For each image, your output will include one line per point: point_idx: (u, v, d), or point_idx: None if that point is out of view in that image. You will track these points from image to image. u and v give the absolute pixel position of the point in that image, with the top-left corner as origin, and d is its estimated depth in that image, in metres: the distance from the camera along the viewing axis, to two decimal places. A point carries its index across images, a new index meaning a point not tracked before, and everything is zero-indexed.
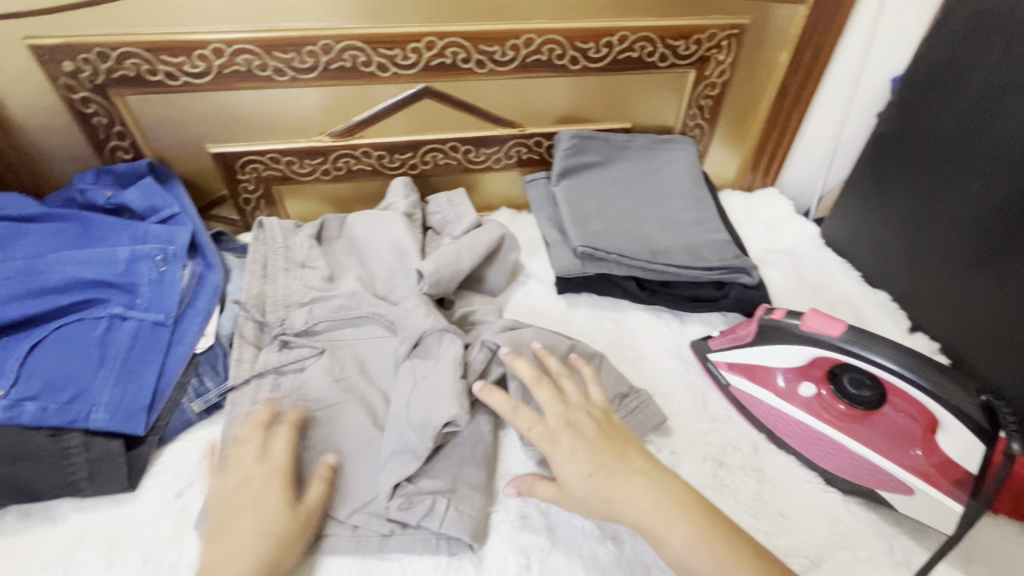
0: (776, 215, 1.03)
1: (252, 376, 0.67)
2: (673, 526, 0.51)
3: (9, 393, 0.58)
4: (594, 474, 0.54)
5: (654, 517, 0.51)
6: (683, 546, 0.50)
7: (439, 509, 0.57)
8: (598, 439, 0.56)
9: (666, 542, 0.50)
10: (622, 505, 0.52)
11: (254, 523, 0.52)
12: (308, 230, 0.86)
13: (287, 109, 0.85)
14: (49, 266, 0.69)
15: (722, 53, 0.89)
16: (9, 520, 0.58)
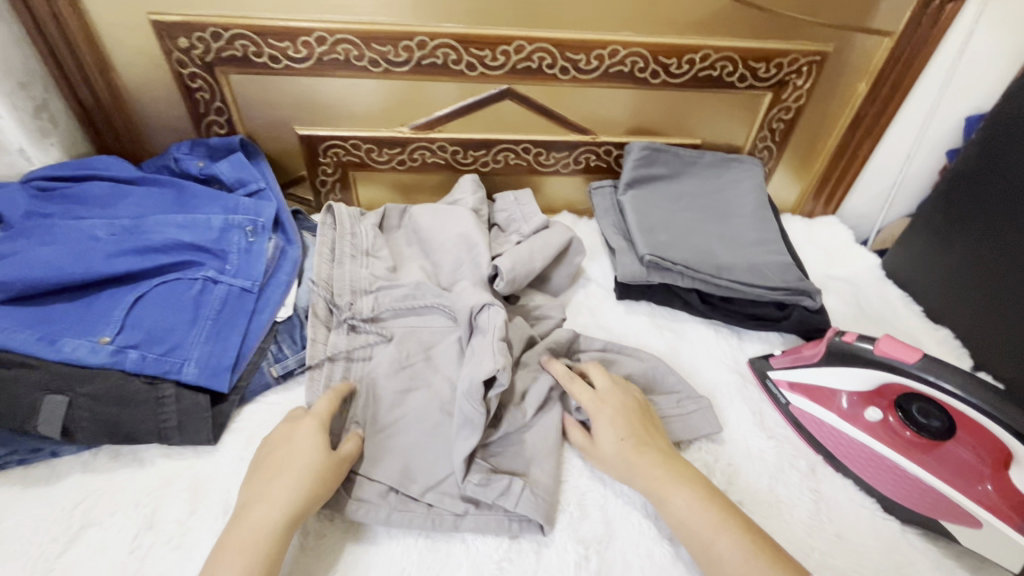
0: (836, 242, 1.03)
1: (324, 358, 0.68)
2: (678, 488, 0.56)
3: (114, 340, 0.63)
4: (625, 440, 0.60)
5: (662, 481, 0.57)
6: (689, 510, 0.55)
7: (515, 489, 0.59)
8: (635, 413, 0.62)
9: (674, 503, 0.55)
10: (642, 473, 0.58)
11: (293, 483, 0.53)
12: (372, 219, 0.87)
13: (357, 100, 0.89)
14: (152, 226, 0.74)
15: (801, 79, 0.91)
16: (102, 459, 0.62)
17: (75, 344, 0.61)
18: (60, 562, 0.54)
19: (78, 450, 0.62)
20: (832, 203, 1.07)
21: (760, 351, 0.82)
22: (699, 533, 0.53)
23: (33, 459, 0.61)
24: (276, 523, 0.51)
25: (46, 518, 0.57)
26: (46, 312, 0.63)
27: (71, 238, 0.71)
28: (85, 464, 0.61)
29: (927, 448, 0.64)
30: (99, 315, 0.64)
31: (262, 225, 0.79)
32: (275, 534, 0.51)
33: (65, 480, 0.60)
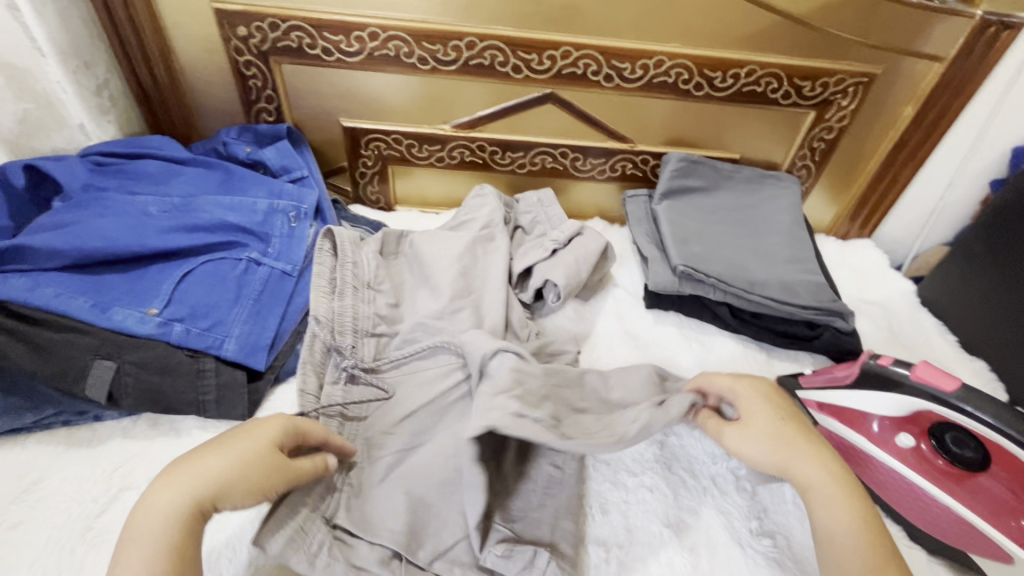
0: (870, 266, 1.02)
1: (319, 411, 0.62)
2: (840, 501, 0.51)
3: (162, 312, 0.65)
4: (788, 431, 0.56)
5: (826, 486, 0.52)
6: (844, 527, 0.50)
7: (540, 564, 0.54)
8: (794, 409, 0.59)
9: (827, 513, 0.51)
10: (800, 469, 0.54)
11: (210, 474, 0.46)
12: (372, 246, 0.80)
13: (376, 91, 0.90)
14: (201, 206, 0.77)
15: (847, 100, 0.90)
16: (141, 427, 0.64)
17: (125, 313, 0.64)
18: (99, 522, 0.56)
19: (119, 416, 0.64)
20: (868, 226, 1.06)
21: (787, 370, 0.81)
22: (846, 548, 0.49)
23: (78, 421, 0.63)
24: (168, 515, 0.43)
25: (87, 479, 0.59)
26: (99, 281, 0.66)
27: (126, 212, 0.74)
28: (125, 431, 0.63)
29: (961, 479, 0.62)
30: (148, 288, 0.67)
31: (304, 211, 0.81)
32: (183, 522, 0.43)
33: (106, 444, 0.62)
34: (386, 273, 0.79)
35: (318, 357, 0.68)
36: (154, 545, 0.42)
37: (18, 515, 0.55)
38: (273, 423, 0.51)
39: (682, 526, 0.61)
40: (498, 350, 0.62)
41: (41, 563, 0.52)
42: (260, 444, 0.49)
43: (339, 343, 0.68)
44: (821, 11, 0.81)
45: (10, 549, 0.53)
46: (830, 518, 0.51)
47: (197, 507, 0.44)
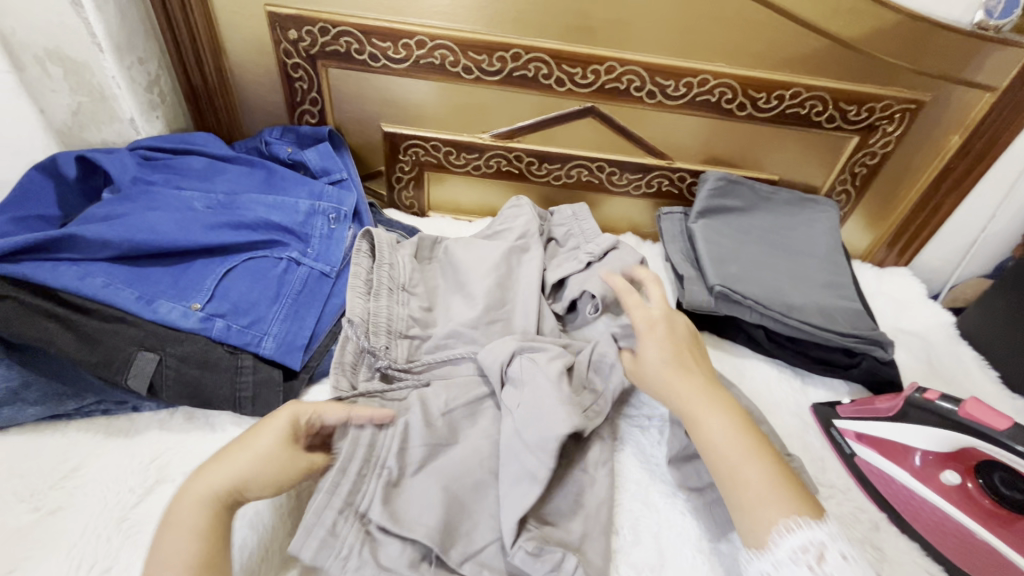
0: (908, 294, 1.00)
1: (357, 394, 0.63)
2: (715, 411, 0.59)
3: (204, 307, 0.66)
4: (666, 368, 0.63)
5: (698, 406, 0.60)
6: (724, 433, 0.57)
7: (567, 567, 0.53)
8: (681, 341, 0.67)
9: (708, 425, 0.58)
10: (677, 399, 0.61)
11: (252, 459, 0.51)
12: (409, 249, 0.80)
13: (402, 97, 0.91)
14: (245, 204, 0.78)
15: (892, 126, 0.89)
16: (177, 420, 0.65)
17: (169, 306, 0.65)
18: (134, 512, 0.56)
19: (157, 408, 0.65)
20: (906, 254, 1.04)
21: (824, 397, 0.79)
22: (726, 452, 0.56)
23: (117, 411, 0.64)
24: (202, 497, 0.49)
25: (125, 469, 0.59)
26: (144, 274, 0.68)
27: (172, 207, 0.75)
28: (162, 423, 0.64)
29: (1008, 520, 0.61)
30: (192, 282, 0.68)
31: (344, 214, 0.82)
32: (208, 512, 0.48)
33: (143, 435, 0.63)
34: (421, 277, 0.79)
35: (354, 355, 0.69)
36: (186, 533, 0.47)
37: (57, 501, 0.56)
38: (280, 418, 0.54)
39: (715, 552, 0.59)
40: (515, 355, 0.66)
41: (77, 551, 0.52)
42: (268, 442, 0.52)
43: (373, 346, 0.68)
44: (870, 36, 0.81)
45: (48, 534, 0.53)
46: (710, 431, 0.58)
47: (218, 499, 0.49)
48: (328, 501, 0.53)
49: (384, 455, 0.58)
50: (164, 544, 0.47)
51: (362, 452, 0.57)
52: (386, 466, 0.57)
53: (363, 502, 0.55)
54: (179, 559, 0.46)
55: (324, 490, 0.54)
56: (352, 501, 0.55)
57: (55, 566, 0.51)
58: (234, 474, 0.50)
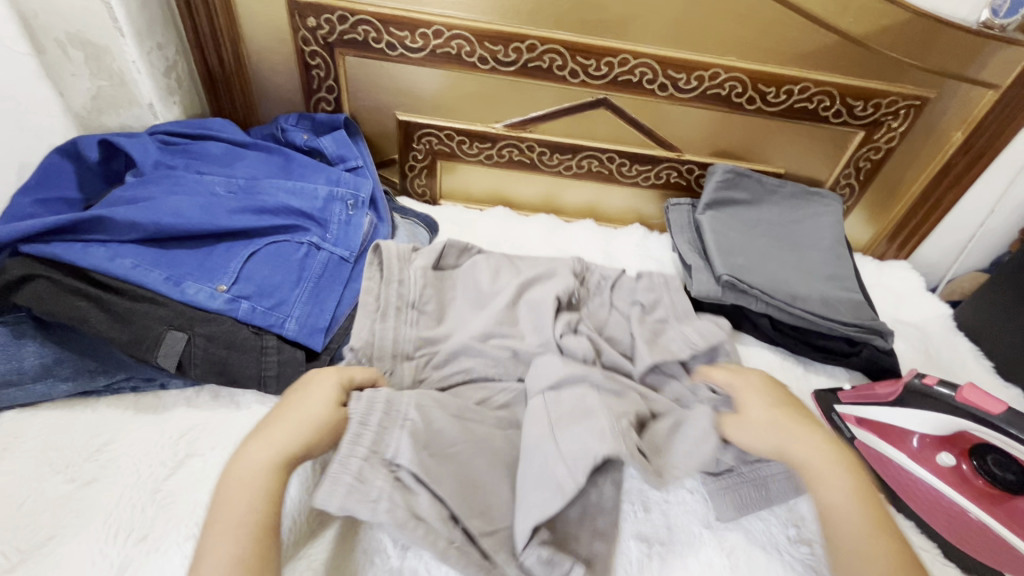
0: (907, 287, 1.02)
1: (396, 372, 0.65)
2: (840, 477, 0.54)
3: (230, 289, 0.68)
4: (771, 410, 0.61)
5: (815, 470, 0.55)
6: (846, 497, 0.53)
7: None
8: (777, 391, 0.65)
9: (830, 484, 0.54)
10: (787, 442, 0.58)
11: (296, 424, 0.53)
12: (422, 260, 0.73)
13: (418, 85, 0.92)
14: (265, 189, 0.80)
15: (897, 121, 0.91)
16: (203, 398, 0.67)
17: (196, 288, 0.67)
18: (166, 484, 0.58)
19: (184, 386, 0.67)
20: (907, 247, 1.06)
21: (825, 384, 0.82)
22: (845, 514, 0.52)
23: (145, 388, 0.66)
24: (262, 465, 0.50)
25: (154, 444, 0.61)
26: (171, 256, 0.69)
27: (194, 191, 0.77)
28: (189, 400, 0.66)
29: (1000, 500, 0.64)
30: (217, 265, 0.70)
31: (362, 200, 0.84)
32: (269, 474, 0.49)
33: (170, 412, 0.65)
34: (433, 290, 0.72)
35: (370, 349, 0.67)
36: (253, 501, 0.47)
37: (91, 473, 0.58)
38: (328, 388, 0.56)
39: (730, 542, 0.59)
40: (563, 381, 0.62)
41: (113, 519, 0.55)
42: (319, 410, 0.54)
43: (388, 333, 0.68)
44: (878, 33, 0.82)
45: (83, 505, 0.56)
46: (830, 489, 0.54)
47: (279, 463, 0.50)
48: (352, 451, 0.51)
49: (404, 407, 0.56)
50: (229, 505, 0.47)
51: (381, 406, 0.55)
52: (408, 417, 0.55)
53: (389, 450, 0.53)
54: (244, 517, 0.47)
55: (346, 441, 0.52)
56: (379, 450, 0.52)
57: (92, 534, 0.53)
58: (289, 440, 0.51)
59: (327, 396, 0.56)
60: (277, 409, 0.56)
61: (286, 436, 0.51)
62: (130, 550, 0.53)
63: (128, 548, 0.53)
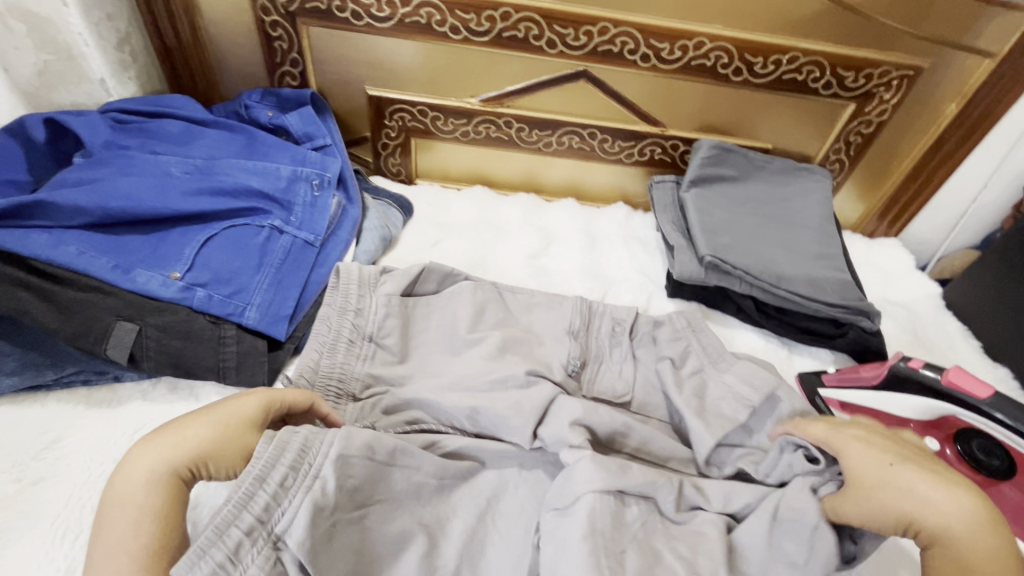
0: (896, 265, 1.00)
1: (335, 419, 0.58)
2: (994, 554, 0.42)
3: (184, 277, 0.65)
4: (896, 464, 0.48)
5: (878, 476, 0.47)
6: (970, 524, 0.43)
7: None
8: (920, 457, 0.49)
9: (923, 489, 0.46)
10: (907, 500, 0.45)
11: (203, 436, 0.48)
12: (390, 287, 0.68)
13: (388, 58, 0.88)
14: (224, 169, 0.75)
15: (889, 93, 0.88)
16: (160, 390, 0.64)
17: (148, 276, 0.63)
18: None
19: (139, 378, 0.64)
20: (897, 224, 1.03)
21: (809, 367, 0.80)
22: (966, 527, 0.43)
23: (98, 381, 0.63)
24: (152, 479, 0.46)
25: (106, 440, 0.58)
26: (120, 242, 0.66)
27: (148, 172, 0.73)
28: (145, 393, 0.63)
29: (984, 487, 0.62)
30: (171, 252, 0.66)
31: (328, 180, 0.80)
32: (164, 490, 0.46)
33: (125, 406, 0.62)
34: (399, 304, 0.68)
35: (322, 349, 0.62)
36: (139, 513, 0.45)
37: (39, 472, 0.55)
38: (249, 401, 0.52)
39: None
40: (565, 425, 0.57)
41: (61, 521, 0.52)
42: (235, 421, 0.50)
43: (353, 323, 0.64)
44: None
45: (29, 506, 0.53)
46: (907, 502, 0.45)
47: (176, 478, 0.47)
48: (239, 514, 0.43)
49: (316, 462, 0.47)
50: (116, 525, 0.45)
51: (290, 458, 0.47)
52: (318, 477, 0.46)
53: (280, 521, 0.45)
54: (132, 539, 0.44)
55: (231, 501, 0.44)
56: (267, 520, 0.44)
57: (39, 537, 0.51)
58: (194, 453, 0.47)
59: (246, 408, 0.51)
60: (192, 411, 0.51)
61: (188, 446, 0.48)
62: (78, 553, 0.50)
63: (76, 551, 0.50)
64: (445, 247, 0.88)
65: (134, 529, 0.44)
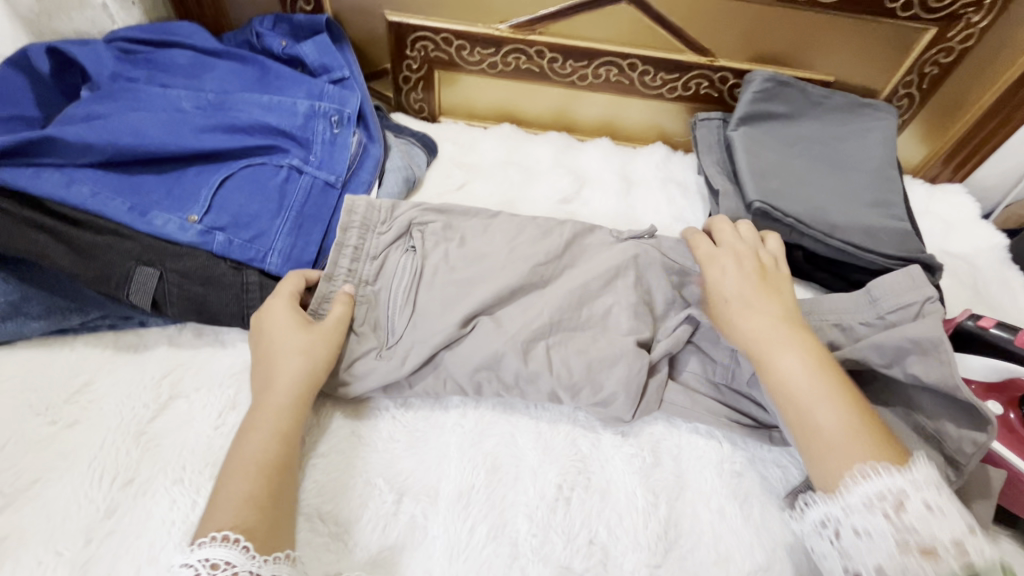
0: (960, 214, 0.91)
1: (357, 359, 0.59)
2: (812, 385, 0.48)
3: (203, 220, 0.62)
4: (732, 303, 0.56)
5: (770, 343, 0.51)
6: (834, 407, 0.46)
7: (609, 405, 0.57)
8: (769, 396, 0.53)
9: (782, 366, 0.50)
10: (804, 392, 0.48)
11: (301, 365, 0.54)
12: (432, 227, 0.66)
13: None
14: (238, 104, 0.71)
15: (978, 14, 0.77)
16: (186, 336, 0.63)
17: (165, 219, 0.61)
18: (152, 427, 0.55)
19: (165, 324, 0.63)
20: (964, 168, 0.93)
21: None
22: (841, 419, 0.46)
23: (124, 326, 0.62)
24: (278, 408, 0.51)
25: (136, 384, 0.58)
26: (135, 182, 0.63)
27: (158, 107, 0.68)
28: (170, 338, 0.62)
29: None
30: (187, 193, 0.64)
31: (347, 116, 0.74)
32: (291, 412, 0.52)
33: (152, 351, 0.61)
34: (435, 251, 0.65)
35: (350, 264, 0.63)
36: (269, 432, 0.50)
37: (73, 415, 0.55)
38: (284, 321, 0.56)
39: (726, 530, 0.54)
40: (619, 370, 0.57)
41: (97, 463, 0.52)
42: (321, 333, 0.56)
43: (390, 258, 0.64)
44: None
45: (66, 448, 0.53)
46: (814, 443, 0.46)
47: (302, 402, 0.53)
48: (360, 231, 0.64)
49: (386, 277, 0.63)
50: (247, 442, 0.49)
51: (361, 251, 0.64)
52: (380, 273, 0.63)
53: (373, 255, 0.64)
54: (258, 453, 0.48)
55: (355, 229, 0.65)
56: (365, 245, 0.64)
57: (76, 479, 0.51)
58: (300, 370, 0.54)
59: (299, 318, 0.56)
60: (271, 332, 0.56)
61: (295, 365, 0.54)
62: (117, 494, 0.51)
63: (115, 493, 0.51)
64: (472, 189, 0.83)
65: (262, 446, 0.49)
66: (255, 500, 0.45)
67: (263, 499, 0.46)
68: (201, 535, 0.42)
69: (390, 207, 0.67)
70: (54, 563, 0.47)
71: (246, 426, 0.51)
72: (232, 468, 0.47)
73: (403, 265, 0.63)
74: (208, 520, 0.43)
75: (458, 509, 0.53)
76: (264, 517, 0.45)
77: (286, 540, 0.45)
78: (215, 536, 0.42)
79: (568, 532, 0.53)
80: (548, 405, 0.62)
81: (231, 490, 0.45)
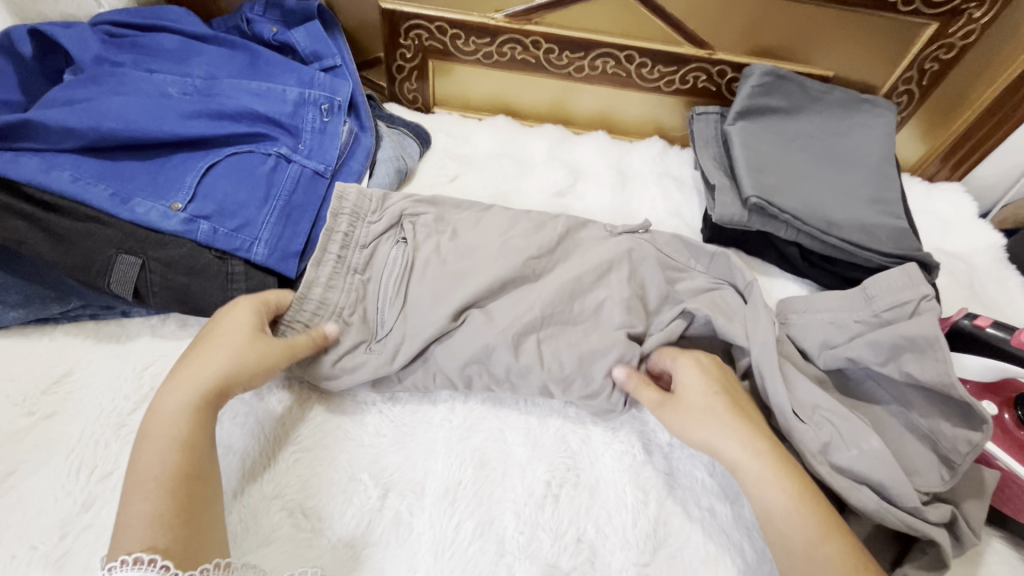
0: (957, 213, 0.90)
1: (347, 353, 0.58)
2: (766, 477, 0.48)
3: (186, 209, 0.60)
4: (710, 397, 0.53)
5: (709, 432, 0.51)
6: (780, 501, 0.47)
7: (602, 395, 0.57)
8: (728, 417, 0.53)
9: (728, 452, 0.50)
10: (753, 481, 0.48)
11: (217, 361, 0.49)
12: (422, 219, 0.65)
13: None
14: (226, 90, 0.69)
15: (980, 10, 0.76)
16: (170, 326, 0.62)
17: (147, 207, 0.60)
18: (131, 419, 0.54)
19: (148, 314, 0.62)
20: (962, 167, 0.92)
21: None
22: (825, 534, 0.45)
23: (105, 316, 0.61)
24: (178, 416, 0.47)
25: (117, 376, 0.57)
26: (118, 168, 0.62)
27: (143, 92, 0.67)
28: (153, 329, 0.61)
29: None
30: (171, 180, 0.62)
31: (338, 104, 0.73)
32: (188, 420, 0.46)
33: (135, 341, 0.60)
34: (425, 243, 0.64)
35: (339, 253, 0.61)
36: (168, 442, 0.45)
37: (51, 406, 0.54)
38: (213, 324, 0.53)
39: (715, 530, 0.54)
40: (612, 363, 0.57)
41: (75, 456, 0.51)
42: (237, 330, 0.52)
43: (381, 249, 0.63)
44: None
45: (42, 440, 0.52)
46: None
47: (204, 404, 0.48)
48: (351, 220, 0.63)
49: (376, 269, 0.62)
50: (142, 457, 0.44)
51: (347, 239, 0.62)
52: (365, 265, 0.62)
53: (363, 245, 0.62)
54: (157, 468, 0.44)
55: (341, 214, 0.63)
56: (353, 233, 0.62)
57: (52, 472, 0.50)
58: (208, 369, 0.49)
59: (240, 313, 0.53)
60: (193, 346, 0.52)
61: (203, 366, 0.49)
62: (95, 487, 0.50)
63: (92, 486, 0.50)
64: (465, 181, 0.82)
65: (162, 459, 0.44)
66: (159, 517, 0.41)
67: (171, 515, 0.41)
68: (109, 561, 0.39)
69: (382, 197, 0.66)
70: (28, 557, 0.46)
71: (140, 439, 0.46)
72: (128, 487, 0.43)
73: (394, 257, 0.62)
74: (113, 545, 0.40)
75: (442, 506, 0.52)
76: (179, 532, 0.41)
77: (209, 554, 0.42)
78: (123, 560, 0.38)
79: (555, 531, 0.52)
80: (538, 401, 0.61)
81: (131, 511, 0.41)
